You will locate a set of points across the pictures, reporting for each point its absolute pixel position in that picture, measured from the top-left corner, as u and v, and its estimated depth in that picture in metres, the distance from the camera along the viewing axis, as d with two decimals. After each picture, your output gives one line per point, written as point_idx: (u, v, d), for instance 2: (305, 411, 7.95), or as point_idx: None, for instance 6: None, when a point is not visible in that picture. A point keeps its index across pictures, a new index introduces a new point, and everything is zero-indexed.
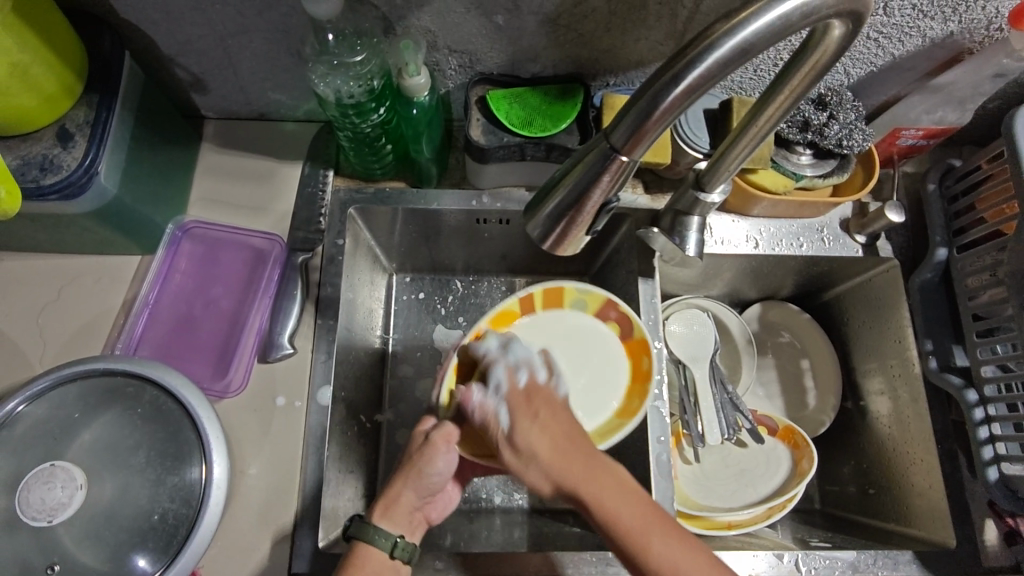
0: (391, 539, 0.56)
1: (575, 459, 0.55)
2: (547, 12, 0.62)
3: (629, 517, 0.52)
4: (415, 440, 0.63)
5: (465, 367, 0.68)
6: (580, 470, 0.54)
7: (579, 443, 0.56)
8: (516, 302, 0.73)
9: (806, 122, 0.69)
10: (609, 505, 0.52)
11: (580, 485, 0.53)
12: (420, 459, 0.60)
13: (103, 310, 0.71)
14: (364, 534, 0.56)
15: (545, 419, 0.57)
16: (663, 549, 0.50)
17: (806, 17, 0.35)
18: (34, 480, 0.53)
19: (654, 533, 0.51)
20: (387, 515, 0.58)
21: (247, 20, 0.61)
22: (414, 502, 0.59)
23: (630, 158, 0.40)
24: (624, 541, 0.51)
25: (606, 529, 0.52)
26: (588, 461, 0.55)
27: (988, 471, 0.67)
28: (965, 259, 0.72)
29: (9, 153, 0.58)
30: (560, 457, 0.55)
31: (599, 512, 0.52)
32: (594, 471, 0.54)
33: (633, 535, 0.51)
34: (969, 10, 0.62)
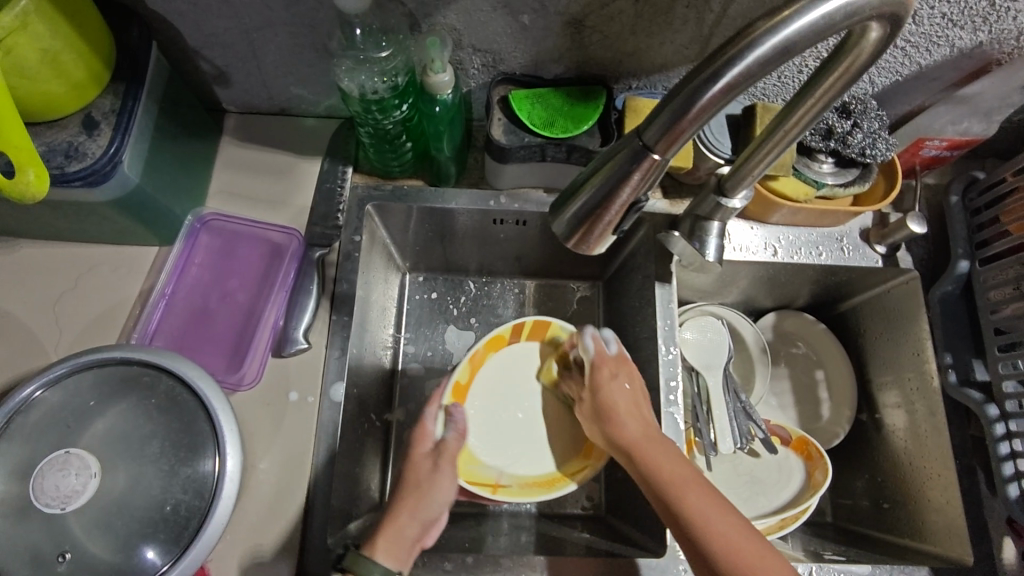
0: (392, 574, 0.54)
1: (632, 419, 0.63)
2: (573, 13, 0.62)
3: (673, 471, 0.57)
4: (418, 465, 0.63)
5: (460, 389, 0.71)
6: (639, 435, 0.61)
7: (637, 411, 0.63)
8: (507, 329, 0.74)
9: (829, 131, 0.68)
10: (658, 463, 0.58)
11: (636, 443, 0.60)
12: (428, 486, 0.61)
13: (119, 301, 0.71)
14: (357, 566, 0.53)
15: (611, 386, 0.65)
16: (698, 503, 0.55)
17: (848, 17, 0.35)
18: (48, 466, 0.53)
19: (692, 490, 0.56)
20: (389, 547, 0.56)
21: (274, 13, 0.61)
22: (416, 533, 0.58)
23: (661, 157, 0.40)
24: (664, 488, 0.57)
25: (651, 482, 0.58)
26: (643, 425, 0.62)
27: (1009, 486, 0.66)
28: (988, 272, 0.72)
29: (36, 140, 0.58)
30: (627, 420, 0.63)
31: (648, 467, 0.58)
32: (650, 437, 0.61)
33: (674, 486, 0.56)
34: (999, 20, 0.61)
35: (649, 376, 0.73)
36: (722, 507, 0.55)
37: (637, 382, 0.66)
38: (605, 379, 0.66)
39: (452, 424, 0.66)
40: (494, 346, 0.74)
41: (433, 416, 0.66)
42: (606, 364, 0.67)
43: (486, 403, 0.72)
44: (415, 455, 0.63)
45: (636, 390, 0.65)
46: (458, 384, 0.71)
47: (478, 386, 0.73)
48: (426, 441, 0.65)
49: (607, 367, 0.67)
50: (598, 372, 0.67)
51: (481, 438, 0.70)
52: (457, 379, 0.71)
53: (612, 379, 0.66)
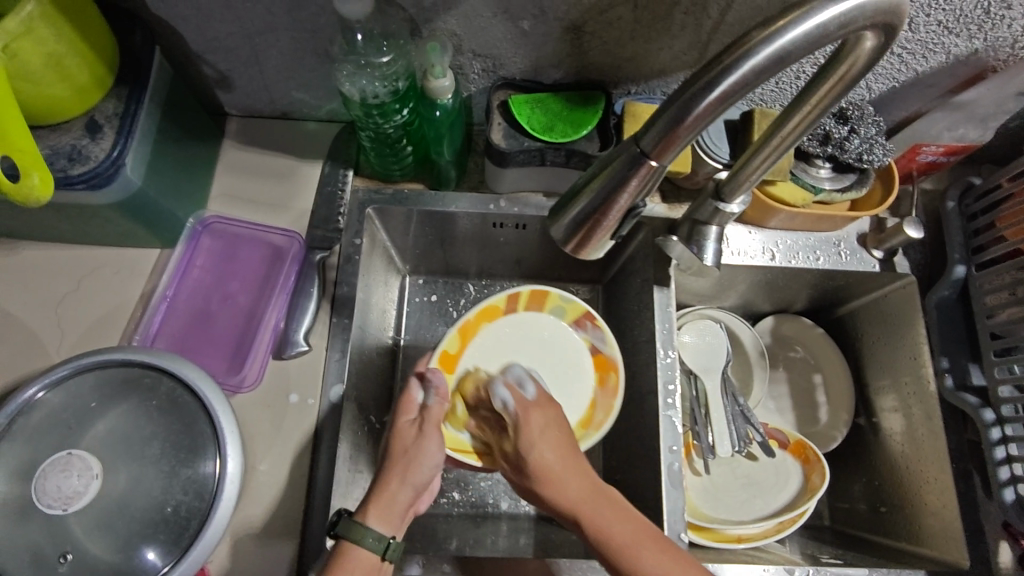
0: (384, 541, 0.55)
1: (567, 475, 0.57)
2: (573, 19, 0.63)
3: (621, 534, 0.53)
4: (403, 432, 0.62)
5: (449, 358, 0.71)
6: (579, 493, 0.56)
7: (572, 466, 0.58)
8: (502, 299, 0.75)
9: (826, 136, 0.69)
10: (604, 523, 0.54)
11: (577, 505, 0.55)
12: (414, 452, 0.60)
13: (121, 302, 0.71)
14: (353, 533, 0.54)
15: (542, 438, 0.60)
16: (654, 562, 0.51)
17: (843, 27, 0.35)
18: (51, 467, 0.53)
19: (644, 547, 0.52)
20: (382, 515, 0.56)
21: (276, 18, 0.62)
22: (409, 499, 0.58)
23: (658, 163, 0.40)
24: (615, 556, 0.52)
25: (601, 547, 0.53)
26: (582, 477, 0.57)
27: (1005, 491, 0.67)
28: (984, 276, 0.72)
29: (40, 143, 0.58)
30: (565, 478, 0.57)
31: (596, 530, 0.54)
32: (592, 492, 0.56)
33: (627, 552, 0.52)
34: (994, 28, 0.62)
35: (647, 380, 0.73)
36: (677, 561, 0.52)
37: (563, 432, 0.61)
38: (534, 435, 0.60)
39: (433, 390, 0.65)
40: (486, 317, 0.74)
41: (416, 386, 0.66)
42: (535, 418, 0.61)
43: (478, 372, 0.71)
44: (399, 418, 0.63)
45: (565, 439, 0.60)
46: (447, 353, 0.71)
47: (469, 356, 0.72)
48: (412, 407, 0.64)
49: (535, 422, 0.61)
50: (527, 427, 0.60)
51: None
52: (445, 348, 0.71)
53: (542, 433, 0.60)
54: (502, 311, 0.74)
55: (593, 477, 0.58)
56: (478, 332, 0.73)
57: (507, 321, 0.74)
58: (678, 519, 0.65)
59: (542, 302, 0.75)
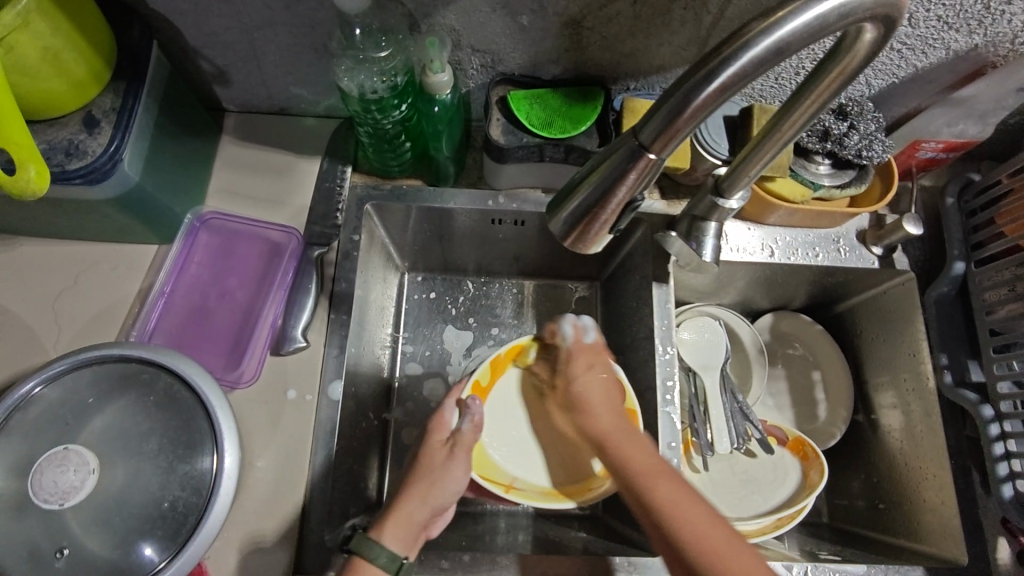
0: (397, 560, 0.55)
1: (608, 406, 0.64)
2: (571, 14, 0.62)
3: (643, 461, 0.58)
4: (431, 453, 0.63)
5: (480, 388, 0.71)
6: (611, 426, 0.62)
7: (612, 404, 0.64)
8: (531, 338, 0.73)
9: (826, 132, 0.68)
10: (629, 453, 0.59)
11: (607, 434, 0.61)
12: (440, 473, 0.61)
13: (119, 299, 0.71)
14: (367, 550, 0.55)
15: (589, 373, 0.67)
16: (668, 493, 0.55)
17: (842, 19, 0.35)
18: (47, 463, 0.53)
19: (661, 479, 0.56)
20: (397, 534, 0.57)
21: (274, 13, 0.62)
22: (424, 519, 0.59)
23: (657, 156, 0.40)
24: (634, 480, 0.57)
25: (624, 472, 0.58)
26: (618, 414, 0.63)
27: (1003, 487, 0.67)
28: (983, 273, 0.72)
29: (37, 137, 0.58)
30: (601, 412, 0.64)
31: (621, 456, 0.59)
32: (623, 428, 0.62)
33: (643, 475, 0.57)
34: (994, 23, 0.62)
35: (646, 376, 0.73)
36: (690, 496, 0.55)
37: (609, 374, 0.67)
38: (580, 371, 0.67)
39: (467, 416, 0.65)
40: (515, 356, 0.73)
41: (451, 408, 0.67)
42: (583, 357, 0.68)
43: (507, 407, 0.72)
44: (430, 439, 0.64)
45: (609, 382, 0.66)
46: (478, 385, 0.71)
47: (497, 390, 0.72)
48: (442, 431, 0.65)
49: (583, 360, 0.68)
50: (574, 364, 0.68)
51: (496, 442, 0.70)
52: (478, 380, 0.71)
53: (587, 372, 0.67)
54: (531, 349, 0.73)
55: (627, 419, 0.63)
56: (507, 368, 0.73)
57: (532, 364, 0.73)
58: None
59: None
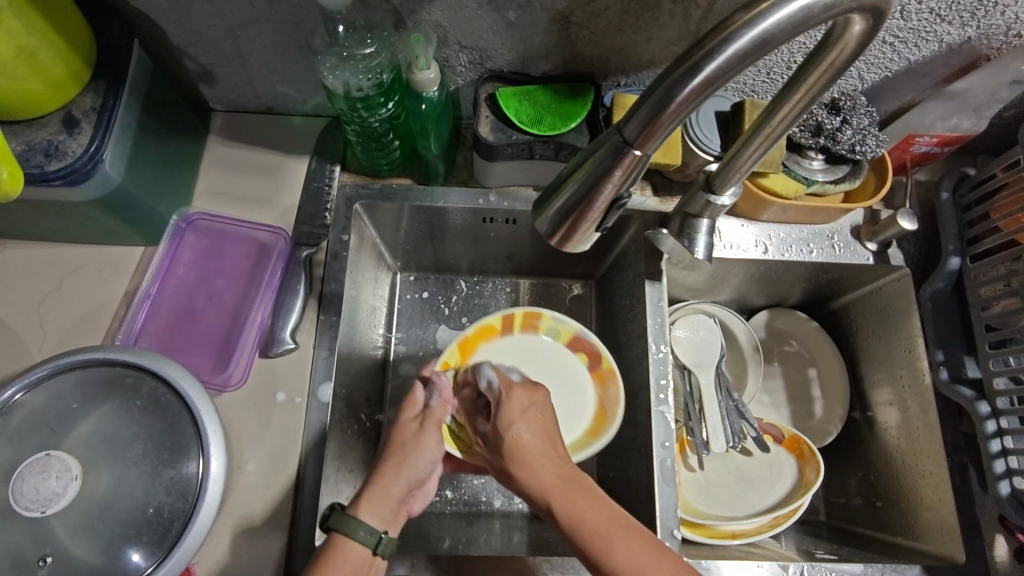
0: (376, 535, 0.53)
1: (550, 456, 0.57)
2: (559, 9, 0.62)
3: (592, 518, 0.52)
4: (404, 428, 0.62)
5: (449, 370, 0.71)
6: (551, 477, 0.55)
7: (551, 453, 0.57)
8: (497, 319, 0.75)
9: (819, 127, 0.68)
10: (576, 512, 0.52)
11: (549, 492, 0.54)
12: (414, 445, 0.60)
13: (105, 301, 0.70)
14: (344, 526, 0.52)
15: (529, 418, 0.59)
16: (627, 553, 0.50)
17: (828, 10, 0.34)
18: (28, 469, 0.52)
19: (615, 537, 0.51)
20: (374, 507, 0.55)
21: (257, 10, 0.61)
22: (403, 493, 0.57)
23: (641, 153, 0.39)
24: (586, 542, 0.51)
25: (573, 534, 0.52)
26: (560, 459, 0.57)
27: (1000, 484, 0.66)
28: (978, 268, 0.71)
29: (16, 138, 0.57)
30: (542, 469, 0.56)
31: (566, 517, 0.52)
32: (564, 478, 0.55)
33: (594, 536, 0.51)
34: (987, 15, 0.61)
35: (639, 375, 0.72)
36: (647, 547, 0.50)
37: (545, 415, 0.60)
38: (515, 416, 0.59)
39: (437, 391, 0.64)
40: (484, 336, 0.74)
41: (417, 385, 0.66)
42: (515, 399, 0.61)
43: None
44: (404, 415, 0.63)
45: (547, 424, 0.59)
46: (447, 366, 0.72)
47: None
48: (412, 407, 0.64)
49: (515, 403, 0.61)
50: (507, 407, 0.60)
51: None
52: (446, 360, 0.71)
53: (523, 416, 0.59)
54: (497, 330, 0.75)
55: (568, 464, 0.57)
56: (478, 349, 0.74)
57: (502, 344, 0.75)
58: (671, 516, 0.64)
59: (536, 323, 0.76)
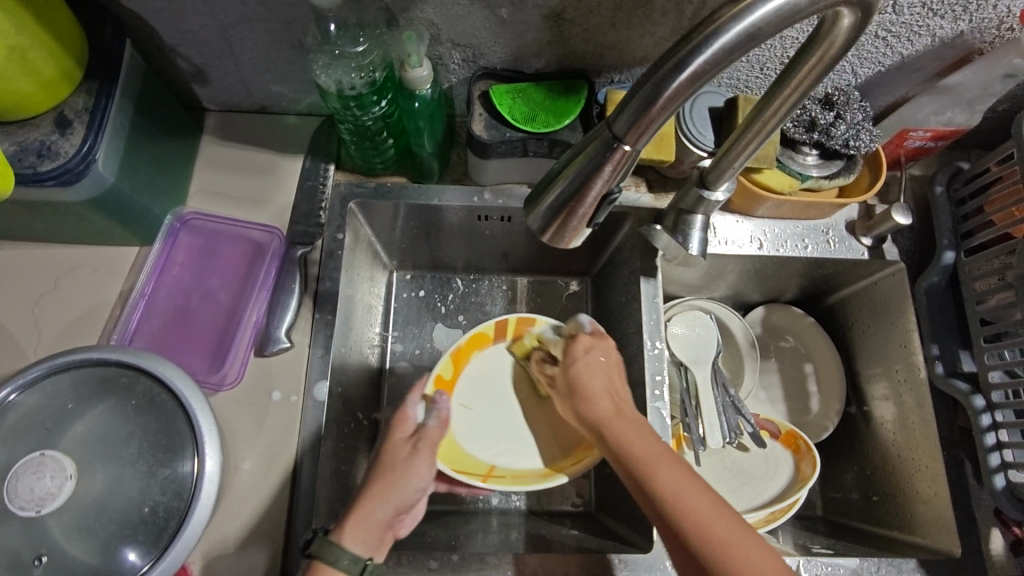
0: (360, 563, 0.53)
1: (613, 391, 0.62)
2: (551, 6, 0.61)
3: (644, 448, 0.56)
4: (395, 449, 0.61)
5: (444, 382, 0.72)
6: (609, 411, 0.60)
7: (613, 391, 0.62)
8: (490, 327, 0.75)
9: (812, 122, 0.67)
10: (629, 441, 0.57)
11: (605, 420, 0.59)
12: (402, 469, 0.58)
13: (100, 302, 0.70)
14: (327, 554, 0.52)
15: (593, 356, 0.65)
16: (669, 480, 0.53)
17: (815, 3, 0.34)
18: (22, 469, 0.52)
19: (662, 467, 0.54)
20: (359, 535, 0.54)
21: (249, 8, 0.61)
22: (387, 518, 0.56)
23: (632, 147, 0.39)
24: (636, 466, 0.55)
25: (625, 460, 0.56)
26: (622, 396, 0.62)
27: (995, 478, 0.66)
28: (973, 262, 0.71)
29: (7, 139, 0.57)
30: (601, 400, 0.61)
31: (619, 443, 0.57)
32: (623, 413, 0.59)
33: (645, 462, 0.55)
34: (979, 8, 0.61)
35: (635, 371, 0.72)
36: (694, 482, 0.53)
37: (610, 356, 0.65)
38: (580, 353, 0.65)
39: (434, 412, 0.64)
40: (477, 345, 0.75)
41: (415, 403, 0.65)
42: (585, 339, 0.67)
43: (472, 394, 0.73)
44: (395, 435, 0.62)
45: (611, 364, 0.64)
46: (441, 378, 0.72)
47: (463, 380, 0.73)
48: (406, 426, 0.63)
49: (581, 343, 0.66)
50: (574, 346, 0.66)
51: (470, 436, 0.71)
52: (440, 373, 0.71)
53: (585, 357, 0.65)
54: (490, 338, 0.75)
55: (627, 404, 0.61)
56: (470, 358, 0.74)
57: (496, 351, 0.75)
58: None
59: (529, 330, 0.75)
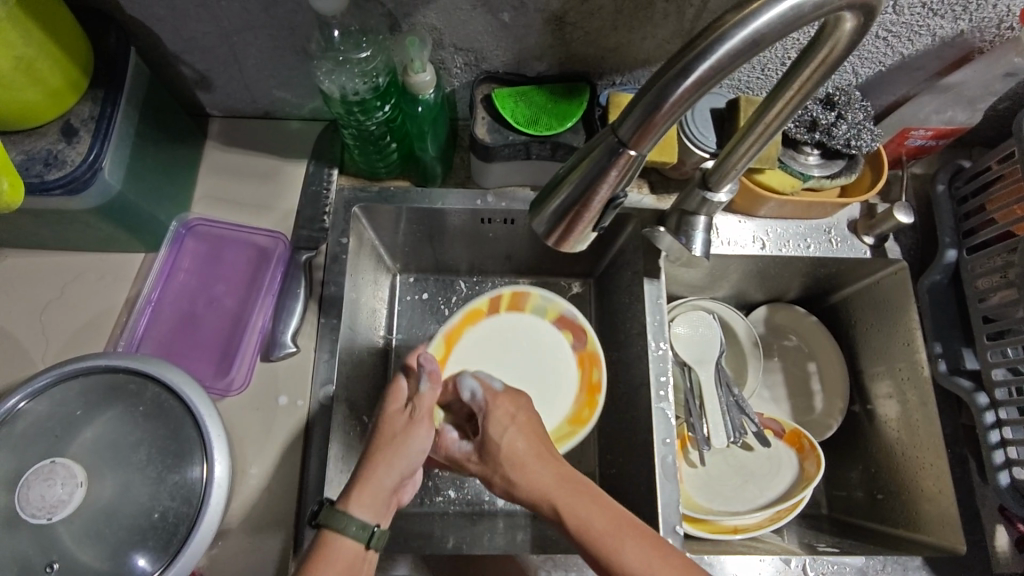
0: (368, 529, 0.52)
1: (547, 454, 0.58)
2: (553, 9, 0.62)
3: (599, 524, 0.52)
4: (394, 419, 0.60)
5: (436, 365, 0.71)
6: (553, 483, 0.55)
7: (541, 454, 0.58)
8: (484, 301, 0.75)
9: (814, 122, 0.68)
10: (580, 513, 0.53)
11: (547, 494, 0.54)
12: (404, 438, 0.58)
13: (107, 308, 0.71)
14: (335, 522, 0.52)
15: (519, 420, 0.60)
16: (638, 559, 0.50)
17: (819, 8, 0.34)
18: (34, 476, 0.52)
19: (627, 541, 0.51)
20: (364, 501, 0.54)
21: (253, 16, 0.61)
22: (393, 485, 0.56)
23: (636, 152, 0.40)
24: (594, 546, 0.51)
25: (579, 536, 0.52)
26: (555, 458, 0.58)
27: (999, 475, 0.66)
28: (975, 260, 0.71)
29: (15, 148, 0.58)
30: (533, 471, 0.56)
31: (571, 519, 0.53)
32: (561, 480, 0.55)
33: (604, 542, 0.51)
34: (979, 8, 0.61)
35: (639, 372, 0.73)
36: (660, 553, 0.50)
37: (529, 415, 0.61)
38: (502, 426, 0.60)
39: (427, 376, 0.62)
40: (471, 320, 0.75)
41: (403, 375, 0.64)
42: (501, 406, 0.61)
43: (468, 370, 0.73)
44: (390, 407, 0.61)
45: (533, 425, 0.60)
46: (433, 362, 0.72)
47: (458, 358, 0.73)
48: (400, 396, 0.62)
49: (502, 410, 0.61)
50: (493, 415, 0.61)
51: None
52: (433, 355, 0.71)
53: (513, 423, 0.60)
54: (485, 312, 0.75)
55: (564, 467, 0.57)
56: (462, 336, 0.74)
57: (490, 325, 0.75)
58: (672, 512, 0.64)
59: (523, 303, 0.76)
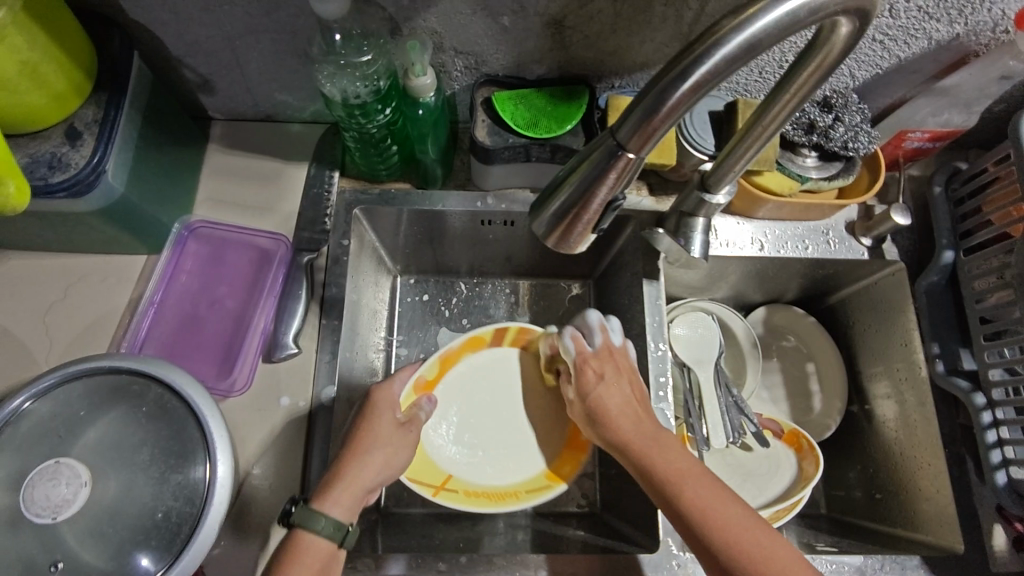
0: (342, 529, 0.54)
1: (636, 406, 0.62)
2: (553, 13, 0.62)
3: (672, 464, 0.56)
4: (381, 419, 0.62)
5: (425, 383, 0.71)
6: (637, 431, 0.59)
7: (629, 405, 0.62)
8: (489, 331, 0.75)
9: (811, 124, 0.68)
10: (651, 453, 0.57)
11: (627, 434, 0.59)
12: (387, 440, 0.60)
13: (109, 309, 0.71)
14: (308, 521, 0.53)
15: (610, 377, 0.64)
16: (701, 497, 0.53)
17: (814, 13, 0.35)
18: (39, 477, 0.53)
19: (690, 481, 0.54)
20: (341, 501, 0.55)
21: (255, 20, 0.62)
22: (370, 486, 0.57)
23: (635, 155, 0.40)
24: (661, 482, 0.55)
25: (648, 473, 0.56)
26: (646, 411, 0.62)
27: (997, 474, 0.67)
28: (972, 261, 0.72)
29: (19, 151, 0.58)
30: (618, 418, 0.61)
31: (644, 458, 0.57)
32: (643, 425, 0.60)
33: (671, 479, 0.55)
34: (975, 11, 0.62)
35: (639, 372, 0.73)
36: (722, 495, 0.54)
37: (626, 377, 0.64)
38: (594, 381, 0.64)
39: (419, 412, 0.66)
40: (471, 347, 0.74)
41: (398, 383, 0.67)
42: (593, 363, 0.65)
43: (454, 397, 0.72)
44: (380, 409, 0.63)
45: (621, 380, 0.64)
46: (425, 379, 0.72)
47: (447, 385, 0.73)
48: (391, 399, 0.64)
49: (592, 367, 0.65)
50: (585, 371, 0.65)
51: (439, 446, 0.70)
52: (424, 374, 0.71)
53: (603, 377, 0.64)
54: (486, 342, 0.75)
55: (649, 419, 0.61)
56: (459, 361, 0.73)
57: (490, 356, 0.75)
58: None
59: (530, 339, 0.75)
